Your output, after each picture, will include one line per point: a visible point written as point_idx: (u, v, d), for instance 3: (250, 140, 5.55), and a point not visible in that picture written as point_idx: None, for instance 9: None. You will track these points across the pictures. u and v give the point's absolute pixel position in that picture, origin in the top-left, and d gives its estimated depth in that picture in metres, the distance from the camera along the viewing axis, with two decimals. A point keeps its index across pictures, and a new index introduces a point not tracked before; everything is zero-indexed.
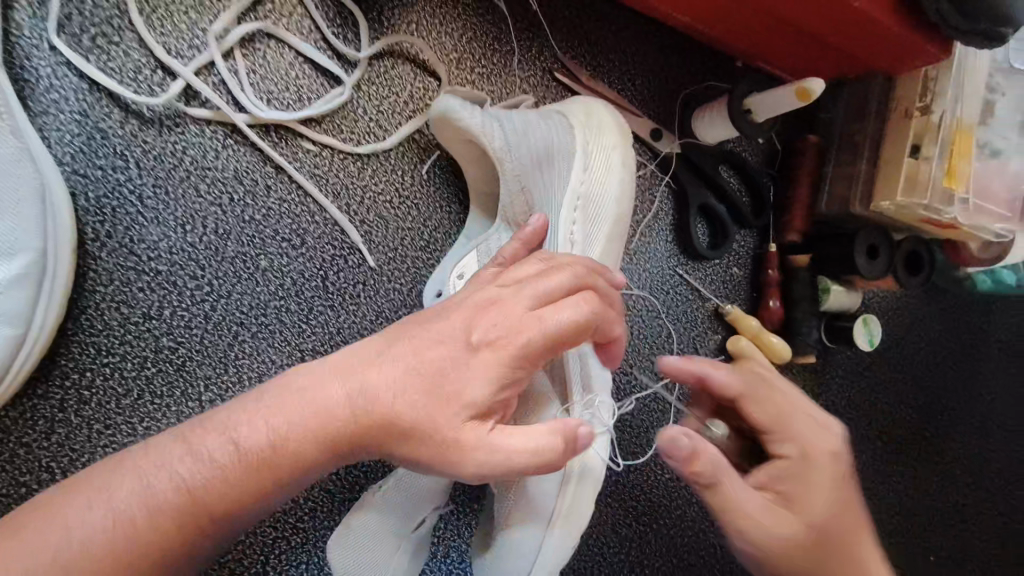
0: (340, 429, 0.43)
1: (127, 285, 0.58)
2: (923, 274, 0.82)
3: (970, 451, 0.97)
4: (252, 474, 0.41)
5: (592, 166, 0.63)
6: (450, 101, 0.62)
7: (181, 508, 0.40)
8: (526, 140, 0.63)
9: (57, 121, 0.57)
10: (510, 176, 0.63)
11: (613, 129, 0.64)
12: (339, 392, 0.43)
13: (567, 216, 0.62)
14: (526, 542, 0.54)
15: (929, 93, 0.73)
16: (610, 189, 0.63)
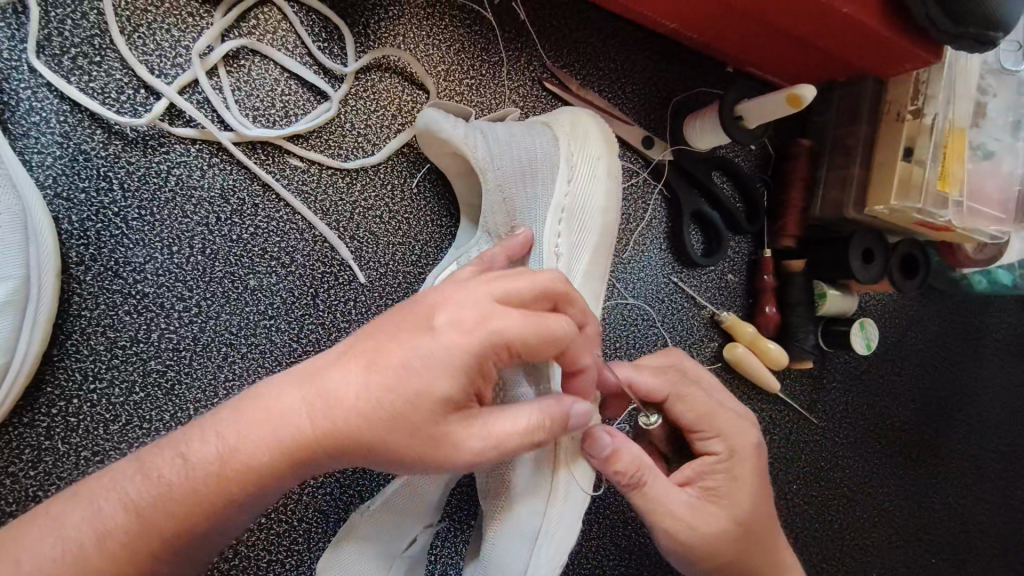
0: (292, 441, 0.40)
1: (113, 309, 0.57)
2: (918, 276, 0.82)
3: (968, 452, 0.96)
4: (204, 494, 0.40)
5: (576, 178, 0.63)
6: (433, 114, 0.61)
7: (133, 532, 0.39)
8: (512, 151, 0.62)
9: (38, 144, 0.56)
10: (494, 184, 0.61)
11: (599, 139, 0.64)
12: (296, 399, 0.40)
13: (552, 228, 0.62)
14: (512, 560, 0.54)
15: (921, 96, 0.73)
16: (595, 201, 0.63)
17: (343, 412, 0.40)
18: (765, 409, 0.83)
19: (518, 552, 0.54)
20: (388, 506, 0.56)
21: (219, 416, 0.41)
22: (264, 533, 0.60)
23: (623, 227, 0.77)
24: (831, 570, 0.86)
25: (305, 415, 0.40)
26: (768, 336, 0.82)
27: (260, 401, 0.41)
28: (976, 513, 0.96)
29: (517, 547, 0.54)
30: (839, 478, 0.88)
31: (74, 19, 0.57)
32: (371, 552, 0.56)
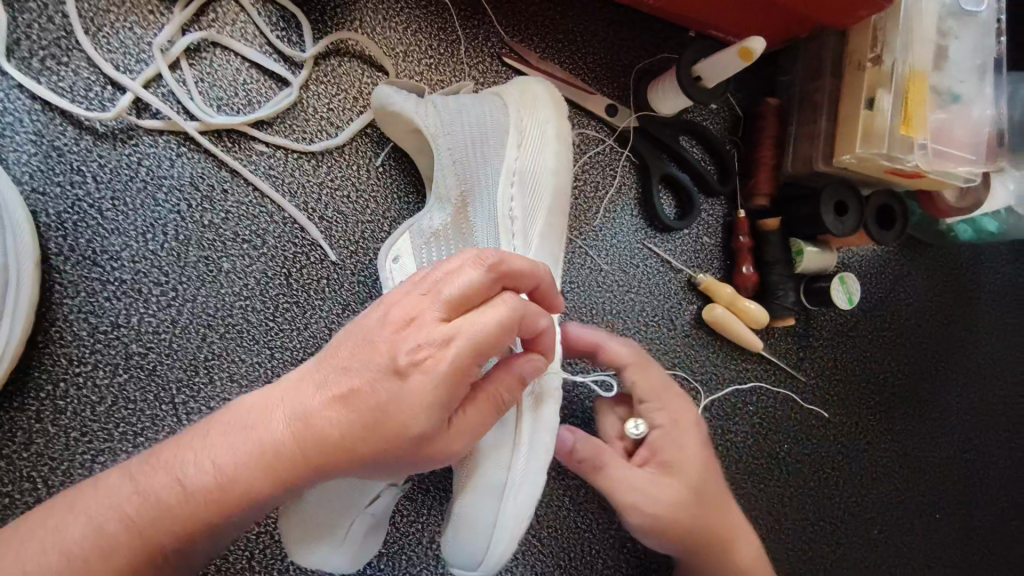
0: (280, 455, 0.43)
1: (94, 295, 0.60)
2: (896, 229, 0.81)
3: (969, 405, 0.95)
4: (198, 511, 0.42)
5: (526, 142, 0.65)
6: (387, 92, 0.64)
7: (132, 540, 0.42)
8: (458, 118, 0.64)
9: (13, 143, 0.59)
10: (449, 154, 0.63)
11: (548, 103, 0.66)
12: (278, 423, 0.44)
13: (504, 191, 0.65)
14: (481, 516, 0.56)
15: (879, 43, 0.73)
16: (546, 164, 0.65)
17: (316, 434, 0.43)
18: (749, 369, 0.84)
19: (481, 510, 0.56)
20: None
21: (212, 438, 0.44)
22: None
23: (591, 195, 0.78)
24: (830, 529, 0.86)
25: (287, 430, 0.43)
26: (748, 296, 0.82)
27: (247, 421, 0.44)
28: (980, 467, 0.95)
29: (486, 504, 0.57)
30: (834, 436, 0.88)
31: (41, 23, 0.60)
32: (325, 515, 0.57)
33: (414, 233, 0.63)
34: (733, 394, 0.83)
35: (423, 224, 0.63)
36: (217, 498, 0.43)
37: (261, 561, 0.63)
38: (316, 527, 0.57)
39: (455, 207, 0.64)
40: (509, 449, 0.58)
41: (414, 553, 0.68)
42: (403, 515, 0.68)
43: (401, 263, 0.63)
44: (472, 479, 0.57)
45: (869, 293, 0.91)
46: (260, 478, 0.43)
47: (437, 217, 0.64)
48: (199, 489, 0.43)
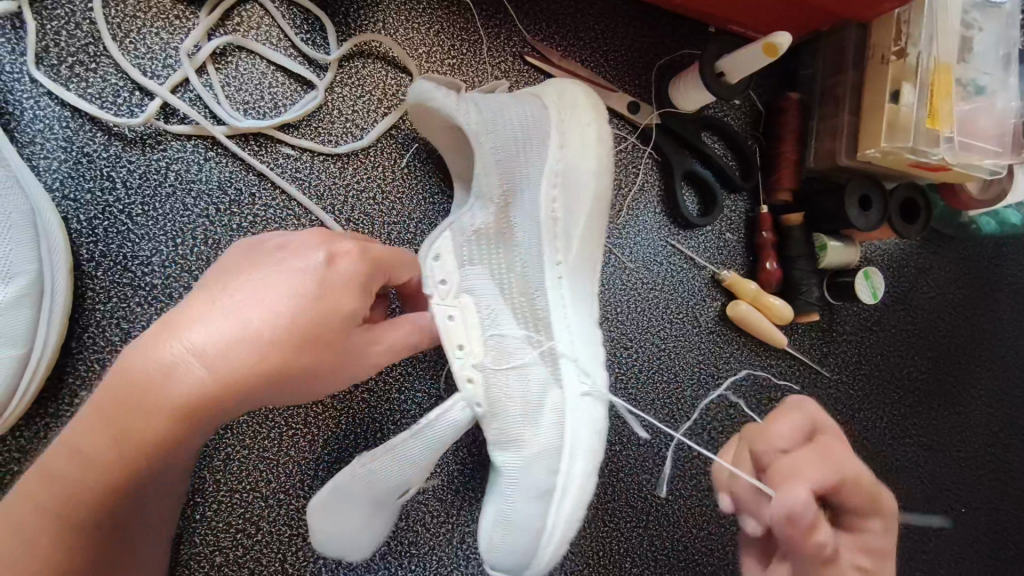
0: (224, 366, 0.44)
1: (125, 301, 0.60)
2: (919, 222, 0.80)
3: (993, 398, 0.95)
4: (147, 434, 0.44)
5: (569, 140, 0.66)
6: (425, 85, 0.61)
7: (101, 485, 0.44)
8: (500, 117, 0.63)
9: (43, 150, 0.59)
10: (491, 151, 0.62)
11: (587, 106, 0.67)
12: (210, 337, 0.44)
13: (547, 192, 0.65)
14: (529, 518, 0.56)
15: (903, 36, 0.73)
16: (587, 166, 0.66)
17: (252, 341, 0.45)
18: (774, 365, 0.83)
19: (533, 512, 0.56)
20: (395, 444, 0.54)
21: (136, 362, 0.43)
22: (283, 509, 0.63)
23: (614, 192, 0.78)
24: None
25: (214, 341, 0.44)
26: (772, 292, 0.82)
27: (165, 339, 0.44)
28: (1005, 460, 0.95)
29: (535, 508, 0.56)
30: (858, 431, 0.87)
31: (69, 29, 0.60)
32: (378, 492, 0.55)
33: (456, 232, 0.61)
34: (758, 390, 0.83)
35: (466, 221, 0.62)
36: (156, 418, 0.43)
37: (294, 563, 0.63)
38: (348, 515, 0.55)
39: (498, 205, 0.63)
40: (561, 451, 0.58)
41: (445, 554, 0.68)
42: (432, 516, 0.68)
43: (444, 261, 0.60)
44: (524, 480, 0.57)
45: (892, 287, 0.90)
46: (212, 390, 0.44)
47: (477, 215, 0.62)
48: (139, 410, 0.43)
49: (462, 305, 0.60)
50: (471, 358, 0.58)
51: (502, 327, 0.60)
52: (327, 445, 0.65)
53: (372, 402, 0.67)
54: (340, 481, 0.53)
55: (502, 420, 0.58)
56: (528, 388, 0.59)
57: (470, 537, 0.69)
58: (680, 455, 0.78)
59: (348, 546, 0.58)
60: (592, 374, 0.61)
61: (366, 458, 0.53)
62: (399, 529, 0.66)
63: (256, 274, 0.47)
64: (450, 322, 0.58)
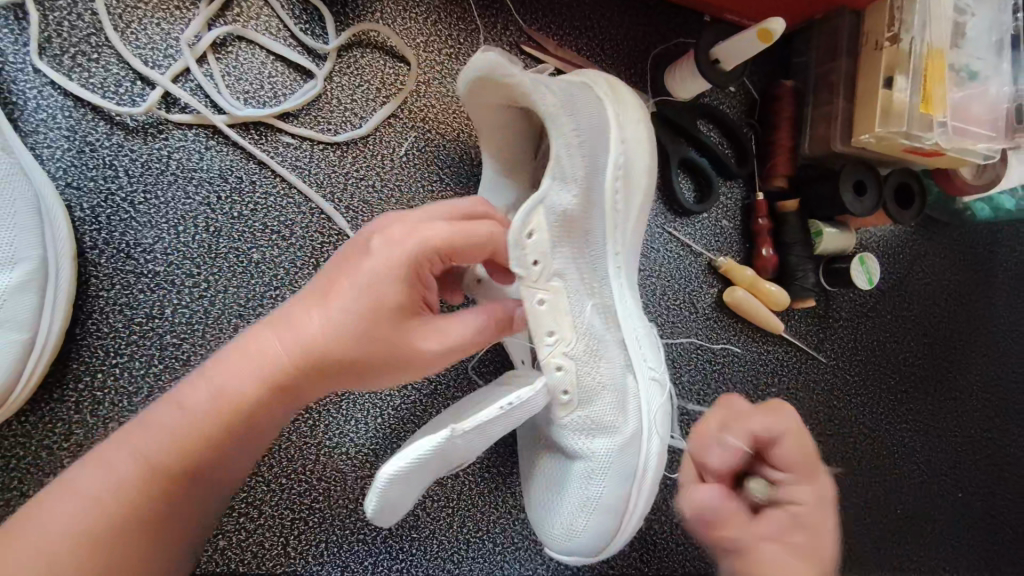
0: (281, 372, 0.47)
1: (128, 288, 0.61)
2: (914, 207, 0.81)
3: (989, 384, 0.95)
4: (208, 431, 0.46)
5: (628, 138, 0.65)
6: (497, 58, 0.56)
7: (152, 481, 0.45)
8: (568, 100, 0.60)
9: (47, 139, 0.60)
10: (575, 138, 0.59)
11: (633, 100, 0.67)
12: (276, 345, 0.47)
13: (613, 184, 0.63)
14: (616, 500, 0.58)
15: (896, 23, 0.74)
16: (638, 162, 0.66)
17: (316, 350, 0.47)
18: (770, 351, 0.84)
19: (619, 497, 0.58)
20: (487, 421, 0.48)
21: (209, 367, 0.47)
22: (285, 493, 0.64)
23: None
24: (854, 509, 0.87)
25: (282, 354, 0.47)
26: (768, 278, 0.82)
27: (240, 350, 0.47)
28: (1000, 445, 0.95)
29: (621, 490, 0.58)
30: (854, 416, 0.88)
31: (71, 20, 0.61)
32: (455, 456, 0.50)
33: (549, 212, 0.57)
34: (755, 376, 0.83)
35: (555, 201, 0.57)
36: (217, 418, 0.46)
37: (297, 547, 0.64)
38: (409, 485, 0.49)
39: (581, 188, 0.60)
40: (642, 434, 0.59)
41: (446, 537, 0.69)
42: (433, 500, 0.69)
43: (536, 240, 0.55)
44: (615, 466, 0.57)
45: (888, 274, 0.91)
46: (264, 397, 0.47)
47: (562, 197, 0.58)
48: (196, 412, 0.46)
49: (552, 289, 0.57)
50: (561, 345, 0.56)
51: (583, 312, 0.59)
52: (328, 430, 0.66)
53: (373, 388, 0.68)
54: (425, 449, 0.46)
55: (591, 408, 0.57)
56: (613, 375, 0.60)
57: (471, 521, 0.69)
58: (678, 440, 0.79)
59: (393, 508, 0.50)
60: (657, 362, 0.63)
61: (455, 429, 0.47)
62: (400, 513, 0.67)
63: (341, 277, 0.48)
64: (543, 306, 0.55)
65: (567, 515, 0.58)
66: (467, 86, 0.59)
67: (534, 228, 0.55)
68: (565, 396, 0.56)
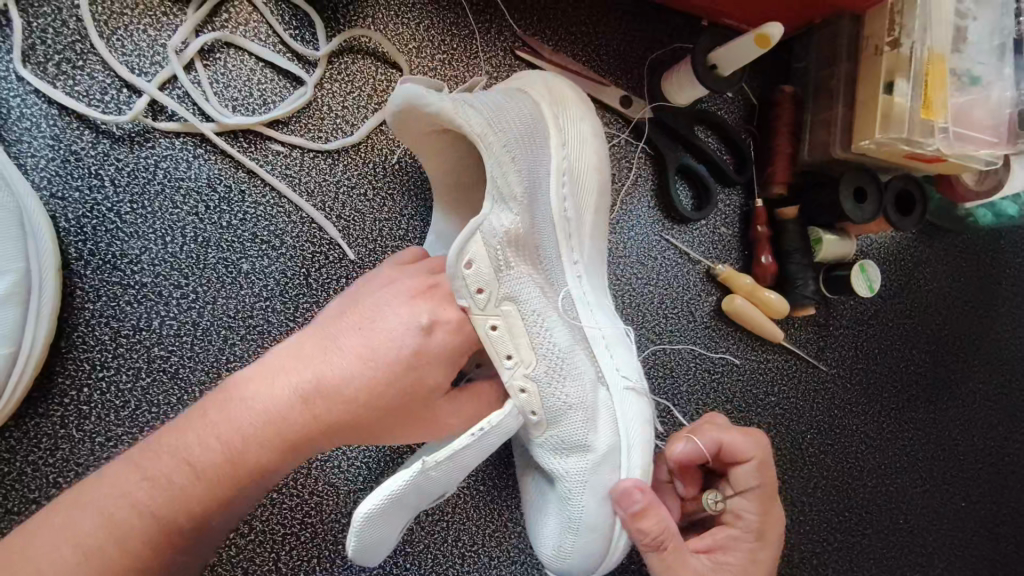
0: (296, 425, 0.47)
1: (114, 299, 0.59)
2: (916, 213, 0.79)
3: (993, 393, 0.94)
4: (216, 481, 0.45)
5: (569, 141, 0.63)
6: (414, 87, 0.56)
7: (154, 532, 0.43)
8: (501, 116, 0.58)
9: (31, 148, 0.59)
10: (506, 154, 0.57)
11: (577, 102, 0.66)
12: (290, 391, 0.47)
13: (559, 191, 0.62)
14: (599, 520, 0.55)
15: (896, 27, 0.73)
16: (586, 162, 0.64)
17: (335, 405, 0.48)
18: (769, 360, 0.83)
19: (603, 512, 0.55)
20: (457, 451, 0.49)
21: (216, 412, 0.46)
22: (276, 508, 0.63)
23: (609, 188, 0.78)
24: (856, 520, 0.85)
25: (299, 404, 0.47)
26: (767, 285, 0.81)
27: (254, 394, 0.47)
28: (1005, 454, 0.94)
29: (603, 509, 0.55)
30: (856, 425, 0.87)
31: (56, 27, 0.60)
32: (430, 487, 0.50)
33: (488, 236, 0.54)
34: (755, 386, 0.82)
35: (494, 223, 0.55)
36: (228, 470, 0.45)
37: (288, 563, 0.63)
38: (390, 520, 0.49)
39: (521, 203, 0.57)
40: (619, 448, 0.57)
41: (440, 552, 0.67)
42: (427, 514, 0.67)
43: (477, 268, 0.53)
44: (590, 484, 0.55)
45: (890, 280, 0.90)
46: (277, 450, 0.46)
47: (505, 218, 0.56)
48: (207, 457, 0.45)
49: (502, 314, 0.54)
50: (522, 367, 0.54)
51: (546, 330, 0.56)
52: None
53: None
54: (391, 489, 0.47)
55: (563, 428, 0.55)
56: (582, 392, 0.56)
57: (465, 535, 0.68)
58: None
59: (372, 549, 0.51)
60: (632, 372, 0.61)
61: (425, 463, 0.48)
62: None
63: (366, 336, 0.51)
64: (495, 332, 0.54)
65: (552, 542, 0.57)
66: (395, 116, 0.58)
67: (473, 256, 0.53)
68: (533, 416, 0.54)
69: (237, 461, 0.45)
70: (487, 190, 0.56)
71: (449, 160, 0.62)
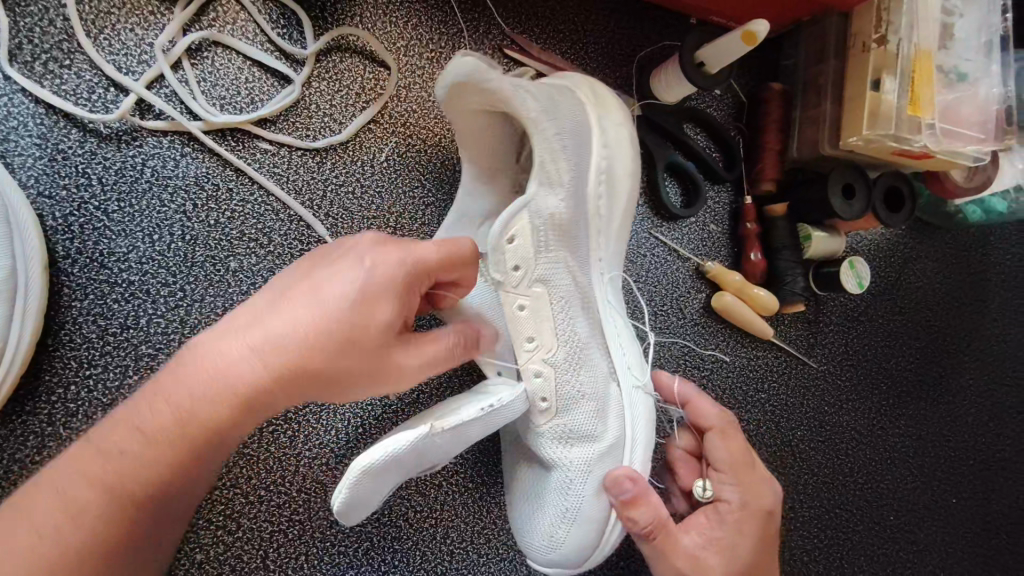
0: (242, 384, 0.44)
1: (102, 297, 0.60)
2: (904, 210, 0.80)
3: (983, 389, 0.94)
4: (166, 449, 0.44)
5: (609, 142, 0.66)
6: (468, 61, 0.55)
7: (96, 504, 0.43)
8: (552, 106, 0.61)
9: (18, 147, 0.59)
10: (558, 141, 0.60)
11: (616, 101, 0.68)
12: (232, 348, 0.45)
13: (593, 190, 0.66)
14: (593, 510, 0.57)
15: (883, 24, 0.73)
16: (623, 164, 0.67)
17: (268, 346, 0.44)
18: (759, 356, 0.83)
19: (598, 506, 0.57)
20: (463, 423, 0.50)
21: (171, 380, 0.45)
22: (264, 505, 0.63)
23: None
24: (846, 516, 0.86)
25: (245, 361, 0.44)
26: (757, 283, 0.81)
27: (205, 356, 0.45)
28: (995, 450, 0.94)
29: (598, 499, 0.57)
30: (846, 422, 0.87)
31: (43, 26, 0.60)
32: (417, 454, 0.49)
33: (531, 213, 0.59)
34: (744, 383, 0.82)
35: (539, 205, 0.60)
36: (179, 434, 0.44)
37: (276, 560, 0.63)
38: (380, 481, 0.48)
39: (568, 196, 0.62)
40: (622, 444, 0.60)
41: (429, 549, 0.67)
42: (416, 511, 0.68)
43: (516, 246, 0.59)
44: (588, 477, 0.58)
45: (879, 277, 0.90)
46: (223, 413, 0.44)
47: (551, 200, 0.61)
48: (157, 429, 0.44)
49: (533, 294, 0.60)
50: (541, 350, 0.59)
51: (568, 318, 0.61)
52: (309, 440, 0.65)
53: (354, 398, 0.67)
54: (399, 443, 0.46)
55: (573, 417, 0.59)
56: (596, 383, 0.61)
57: (454, 533, 0.68)
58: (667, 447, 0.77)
59: (358, 503, 0.49)
60: (643, 373, 0.64)
61: (433, 428, 0.48)
62: (382, 525, 0.66)
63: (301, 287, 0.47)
64: (522, 311, 0.59)
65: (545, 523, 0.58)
66: (444, 92, 0.58)
67: (513, 232, 0.59)
68: (544, 401, 0.58)
69: (163, 450, 0.44)
70: (534, 169, 0.60)
71: (497, 137, 0.64)
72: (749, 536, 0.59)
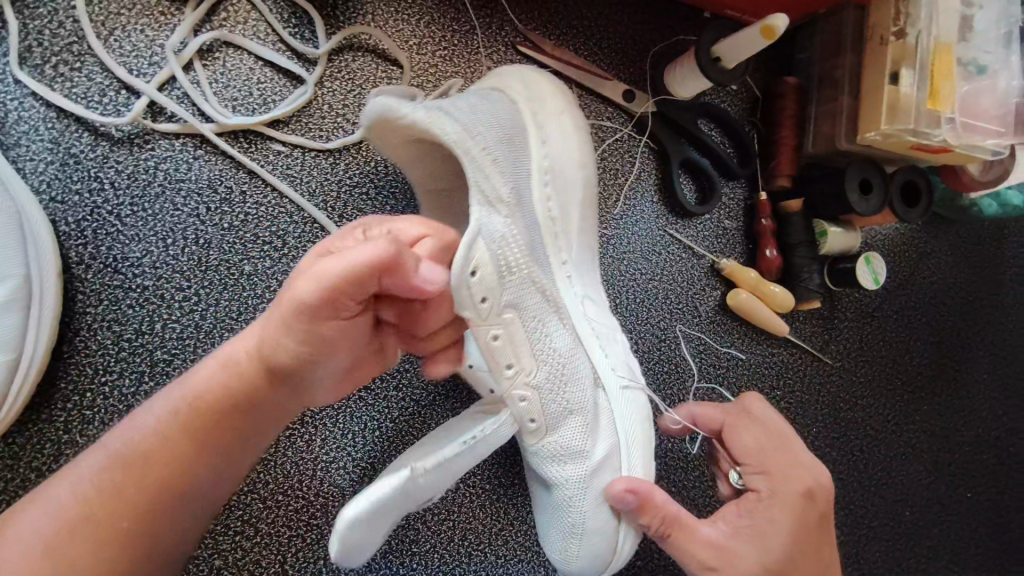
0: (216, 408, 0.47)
1: (117, 303, 0.59)
2: (921, 206, 0.79)
3: (998, 383, 0.94)
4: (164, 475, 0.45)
5: (548, 139, 0.64)
6: (384, 100, 0.53)
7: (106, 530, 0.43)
8: (476, 118, 0.57)
9: (29, 151, 0.58)
10: (489, 155, 0.56)
11: (552, 96, 0.66)
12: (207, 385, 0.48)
13: (542, 191, 0.63)
14: (601, 518, 0.57)
15: (901, 17, 0.72)
16: (571, 159, 0.65)
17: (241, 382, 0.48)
18: (774, 354, 0.83)
19: (605, 515, 0.57)
20: (443, 460, 0.49)
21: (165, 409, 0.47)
22: (281, 509, 0.63)
23: (611, 183, 0.77)
24: (862, 512, 0.85)
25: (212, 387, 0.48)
26: (771, 280, 0.81)
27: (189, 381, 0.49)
28: (1010, 444, 0.94)
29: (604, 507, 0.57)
30: (861, 417, 0.87)
31: (52, 28, 0.59)
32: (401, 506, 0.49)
33: (486, 237, 0.53)
34: (760, 380, 0.82)
35: (489, 227, 0.54)
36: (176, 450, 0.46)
37: (295, 565, 0.63)
38: (373, 530, 0.48)
39: (511, 206, 0.58)
40: (620, 447, 0.60)
41: (448, 551, 0.67)
42: (434, 513, 0.67)
43: (481, 275, 0.52)
44: (593, 487, 0.57)
45: (895, 272, 0.90)
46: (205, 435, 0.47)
47: (496, 221, 0.55)
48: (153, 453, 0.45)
49: (506, 320, 0.55)
50: (521, 375, 0.56)
51: (543, 336, 0.58)
52: (325, 443, 0.65)
53: (368, 401, 0.66)
54: (383, 492, 0.46)
55: (562, 433, 0.58)
56: (580, 395, 0.59)
57: (472, 534, 0.68)
58: (683, 446, 0.77)
59: (358, 553, 0.49)
60: (626, 369, 0.63)
61: (415, 470, 0.47)
62: (400, 528, 0.66)
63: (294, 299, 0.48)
64: (497, 341, 0.54)
65: (560, 539, 0.58)
66: (370, 126, 0.55)
67: (477, 261, 0.52)
68: (532, 423, 0.56)
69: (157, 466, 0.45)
70: (474, 195, 0.54)
71: (439, 166, 0.60)
72: (782, 526, 0.57)
